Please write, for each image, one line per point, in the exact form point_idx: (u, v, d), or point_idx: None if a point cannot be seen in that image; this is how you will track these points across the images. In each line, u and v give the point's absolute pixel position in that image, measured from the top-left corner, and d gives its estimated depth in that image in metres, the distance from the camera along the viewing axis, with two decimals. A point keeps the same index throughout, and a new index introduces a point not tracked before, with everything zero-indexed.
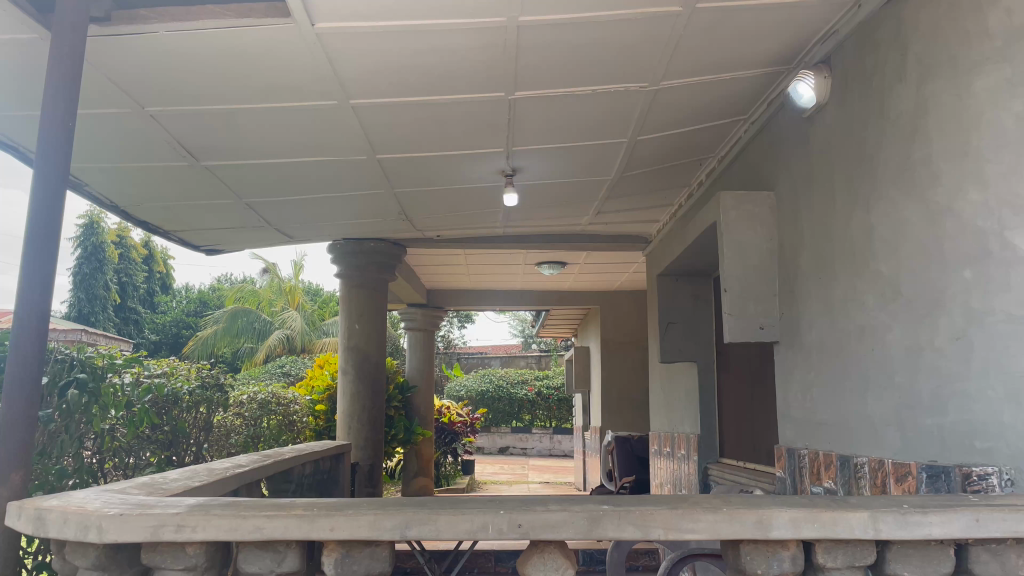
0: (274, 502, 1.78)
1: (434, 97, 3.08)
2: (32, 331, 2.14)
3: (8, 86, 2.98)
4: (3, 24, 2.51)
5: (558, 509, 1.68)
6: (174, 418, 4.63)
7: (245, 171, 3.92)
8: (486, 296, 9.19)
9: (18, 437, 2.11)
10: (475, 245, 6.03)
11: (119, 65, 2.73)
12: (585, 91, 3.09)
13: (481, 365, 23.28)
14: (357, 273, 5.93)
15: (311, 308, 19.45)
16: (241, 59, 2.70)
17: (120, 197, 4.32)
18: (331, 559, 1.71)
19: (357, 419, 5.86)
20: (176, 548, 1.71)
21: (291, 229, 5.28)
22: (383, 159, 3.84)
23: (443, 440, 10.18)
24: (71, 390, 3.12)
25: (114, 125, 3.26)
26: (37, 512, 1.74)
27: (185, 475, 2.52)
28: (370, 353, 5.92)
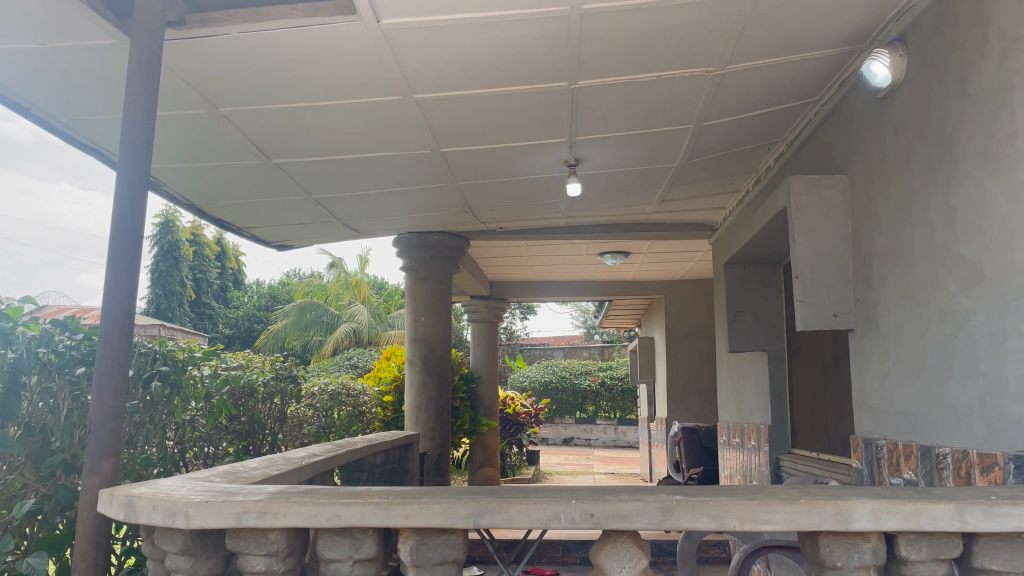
0: (350, 489, 1.82)
1: (497, 88, 3.09)
2: (119, 326, 2.24)
3: (90, 90, 3.10)
4: (84, 31, 2.62)
5: (630, 499, 1.67)
6: (250, 409, 4.78)
7: (313, 168, 4.01)
8: (549, 287, 9.20)
9: (108, 427, 2.21)
10: (538, 236, 6.03)
11: (193, 68, 2.82)
12: (649, 77, 3.05)
13: (544, 356, 23.33)
14: (422, 266, 5.99)
15: (376, 302, 19.80)
16: (310, 58, 2.75)
17: (196, 196, 4.48)
18: (407, 545, 1.74)
19: (425, 410, 5.94)
20: (259, 534, 1.76)
21: (358, 224, 5.37)
22: (447, 153, 3.88)
23: (508, 431, 10.24)
24: (156, 382, 3.23)
25: (190, 125, 3.37)
26: (128, 498, 1.82)
27: (264, 464, 2.60)
28: (436, 345, 5.99)
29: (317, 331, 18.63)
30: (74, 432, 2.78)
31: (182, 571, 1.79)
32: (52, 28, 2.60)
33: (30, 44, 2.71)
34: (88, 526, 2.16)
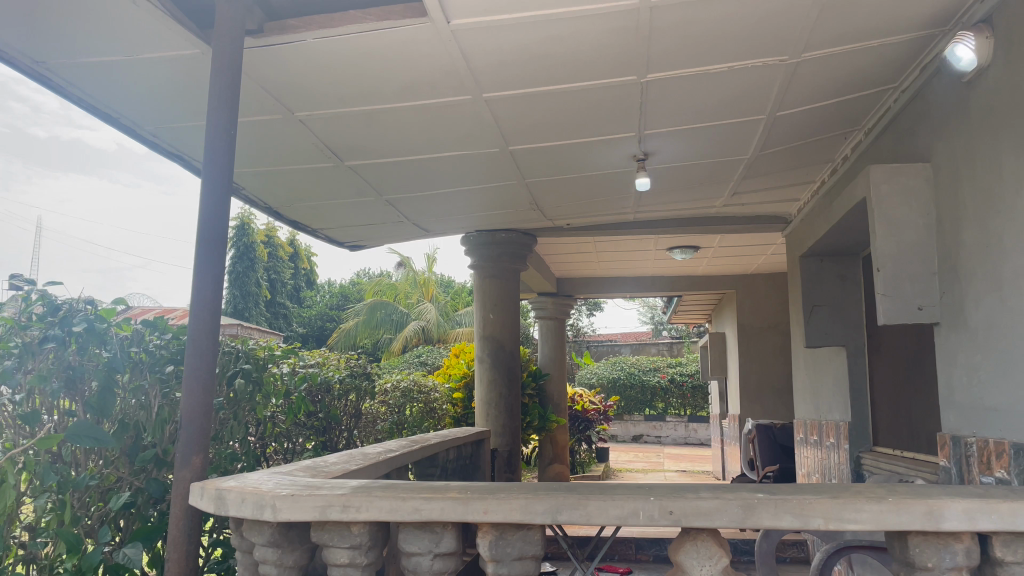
0: (429, 485, 1.85)
1: (567, 85, 3.09)
2: (205, 325, 2.33)
3: (174, 99, 3.22)
4: (170, 43, 2.73)
5: (710, 497, 1.65)
6: (327, 405, 4.91)
7: (385, 169, 4.08)
8: (617, 283, 9.15)
9: (198, 423, 2.31)
10: (606, 232, 6.00)
11: (271, 74, 2.91)
12: (720, 68, 3.00)
13: (611, 352, 23.21)
14: (490, 263, 6.02)
15: (444, 300, 20.05)
16: (380, 60, 2.79)
17: (272, 199, 4.61)
18: (485, 540, 1.76)
19: (495, 406, 5.98)
20: (342, 527, 1.81)
21: (428, 223, 5.45)
22: (516, 151, 3.90)
23: (577, 428, 10.23)
24: (239, 380, 3.34)
25: (267, 130, 3.47)
26: (218, 492, 1.89)
27: (343, 460, 2.66)
28: (505, 342, 6.02)
29: (387, 328, 18.96)
30: (164, 427, 2.91)
31: (270, 562, 1.85)
32: (139, 42, 2.72)
33: (119, 58, 2.84)
34: (181, 518, 2.26)
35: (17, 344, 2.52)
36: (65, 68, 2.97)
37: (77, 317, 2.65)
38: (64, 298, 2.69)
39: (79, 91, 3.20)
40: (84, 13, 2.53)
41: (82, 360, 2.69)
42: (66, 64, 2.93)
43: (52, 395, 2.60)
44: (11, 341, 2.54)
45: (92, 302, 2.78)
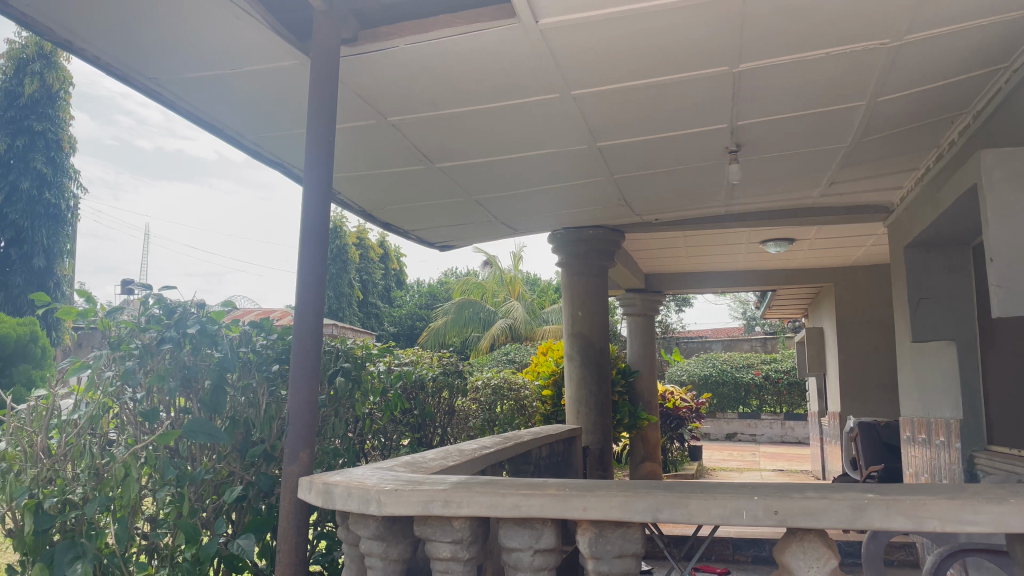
0: (529, 481, 1.87)
1: (656, 79, 3.06)
2: (308, 326, 2.46)
3: (275, 109, 3.35)
4: (270, 54, 2.83)
5: (817, 497, 1.61)
6: (423, 403, 5.00)
7: (474, 169, 4.13)
8: (707, 278, 8.98)
9: (304, 419, 2.42)
10: (696, 227, 5.91)
11: (364, 81, 2.99)
12: (816, 55, 2.91)
13: (702, 348, 22.82)
14: (578, 260, 6.02)
15: (530, 298, 20.13)
16: (468, 61, 2.82)
17: (365, 203, 4.73)
18: (585, 537, 1.76)
19: (585, 404, 5.97)
20: (444, 522, 1.85)
21: (515, 222, 5.48)
22: (604, 147, 3.88)
23: (669, 426, 10.09)
24: (339, 378, 3.46)
25: (362, 135, 3.57)
26: (326, 486, 1.97)
27: (440, 455, 2.72)
28: (594, 339, 6.00)
29: (475, 327, 19.15)
30: (272, 424, 3.01)
31: (375, 555, 1.90)
32: (242, 55, 2.84)
33: (224, 71, 2.98)
34: (290, 510, 2.38)
35: (137, 345, 2.73)
36: (175, 84, 3.13)
37: (190, 320, 2.80)
38: (178, 302, 2.84)
39: (188, 105, 3.36)
40: (192, 30, 2.66)
41: (196, 360, 2.84)
42: (176, 80, 3.09)
43: (170, 394, 2.77)
44: (132, 343, 2.74)
45: (203, 306, 2.91)
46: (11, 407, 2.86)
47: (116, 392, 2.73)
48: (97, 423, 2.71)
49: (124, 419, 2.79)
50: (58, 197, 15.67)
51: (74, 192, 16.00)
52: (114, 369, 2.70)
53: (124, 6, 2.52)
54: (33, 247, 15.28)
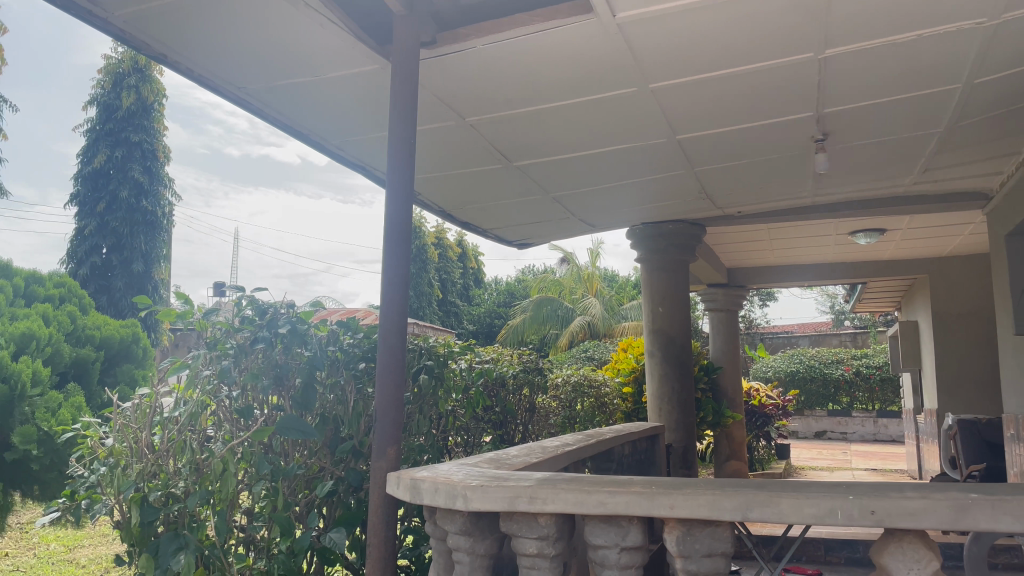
0: (614, 479, 1.86)
1: (737, 68, 2.99)
2: (393, 325, 2.53)
3: (356, 113, 3.43)
4: (352, 59, 2.90)
5: (916, 497, 1.55)
6: (504, 400, 5.04)
7: (552, 167, 4.14)
8: (793, 272, 8.74)
9: (391, 417, 2.50)
10: (780, 219, 5.75)
11: (442, 82, 3.03)
12: (906, 38, 2.80)
13: (788, 344, 22.19)
14: (657, 255, 5.94)
15: (609, 295, 20.01)
16: (545, 58, 2.83)
17: (444, 203, 4.80)
18: (673, 536, 1.74)
19: (668, 401, 5.89)
20: (530, 518, 1.85)
21: (593, 218, 5.45)
22: (683, 140, 3.83)
23: (755, 423, 9.87)
24: (423, 375, 3.53)
25: (441, 136, 3.62)
26: (413, 481, 2.01)
27: (523, 453, 2.72)
28: (675, 335, 5.91)
29: (553, 324, 19.12)
30: (360, 421, 3.08)
31: (462, 550, 1.93)
32: (324, 61, 2.92)
33: (309, 78, 3.06)
34: (379, 505, 2.46)
35: (232, 345, 2.85)
36: (262, 92, 3.24)
37: (281, 320, 2.90)
38: (270, 302, 2.94)
39: (275, 112, 3.48)
40: (277, 39, 2.75)
41: (287, 358, 2.94)
42: (263, 88, 3.20)
43: (263, 391, 2.88)
44: (227, 342, 2.87)
45: (292, 306, 3.00)
46: (117, 405, 3.02)
47: (213, 390, 2.85)
48: (196, 420, 2.84)
49: (220, 416, 2.90)
50: (154, 204, 16.46)
51: (169, 200, 16.79)
52: (211, 368, 2.82)
53: (215, 19, 2.62)
54: (133, 252, 16.07)
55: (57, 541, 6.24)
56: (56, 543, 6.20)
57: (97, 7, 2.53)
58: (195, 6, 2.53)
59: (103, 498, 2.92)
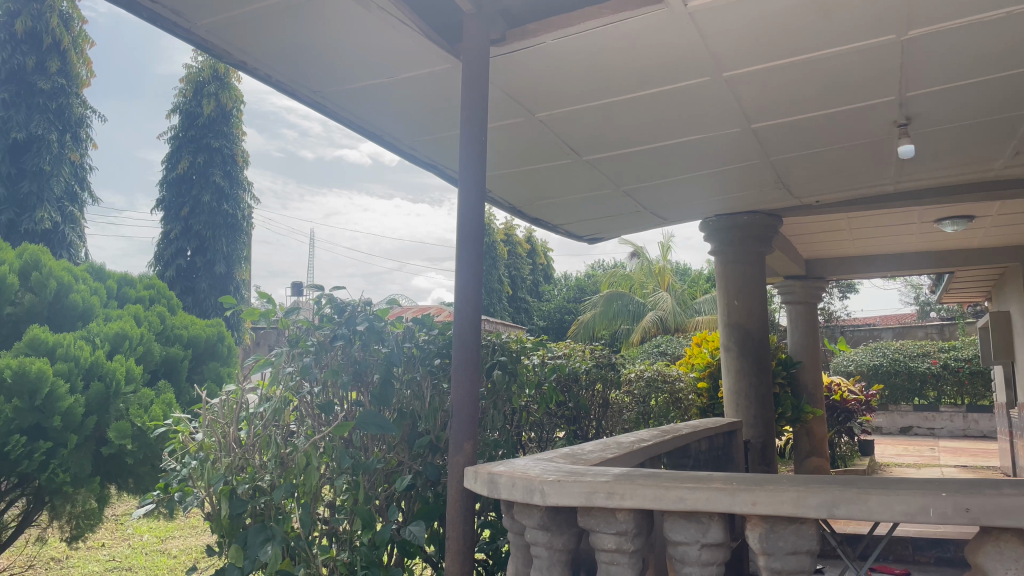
0: (693, 475, 1.84)
1: (814, 53, 2.91)
2: (468, 322, 2.57)
3: (428, 113, 3.47)
4: (423, 59, 2.93)
5: (1014, 494, 1.49)
6: (577, 396, 5.03)
7: (623, 160, 4.11)
8: (875, 262, 8.45)
9: (467, 412, 2.54)
10: (859, 208, 5.57)
11: (512, 78, 3.05)
12: (995, 16, 2.67)
13: (870, 337, 21.43)
14: (731, 248, 5.84)
15: (681, 289, 19.73)
16: (616, 51, 2.81)
17: (515, 199, 4.81)
18: (755, 533, 1.71)
19: (745, 396, 5.77)
20: (608, 513, 1.84)
21: (665, 211, 5.38)
22: (758, 129, 3.74)
23: (836, 420, 9.63)
24: (497, 371, 3.55)
25: (512, 133, 3.64)
26: (491, 476, 2.04)
27: (599, 448, 2.71)
28: (752, 329, 5.78)
29: (624, 319, 18.97)
30: (437, 416, 3.13)
31: (540, 545, 1.93)
32: (399, 62, 2.96)
33: (381, 79, 3.12)
34: (457, 499, 2.50)
35: (313, 342, 2.93)
36: (337, 95, 3.31)
37: (359, 318, 2.96)
38: (348, 300, 3.01)
39: (349, 114, 3.54)
40: (353, 43, 2.81)
41: (365, 355, 2.99)
42: (338, 91, 3.27)
43: (343, 387, 2.95)
44: (309, 340, 2.95)
45: (369, 304, 3.06)
46: (206, 402, 3.14)
47: (296, 387, 2.94)
48: (280, 416, 2.93)
49: (302, 411, 2.99)
50: (235, 207, 17.01)
51: (248, 203, 17.34)
52: (295, 365, 2.93)
53: (291, 25, 2.68)
54: (215, 254, 16.63)
55: (150, 532, 6.54)
56: (149, 534, 6.49)
57: (181, 18, 2.61)
58: (274, 13, 2.60)
59: (195, 490, 3.02)
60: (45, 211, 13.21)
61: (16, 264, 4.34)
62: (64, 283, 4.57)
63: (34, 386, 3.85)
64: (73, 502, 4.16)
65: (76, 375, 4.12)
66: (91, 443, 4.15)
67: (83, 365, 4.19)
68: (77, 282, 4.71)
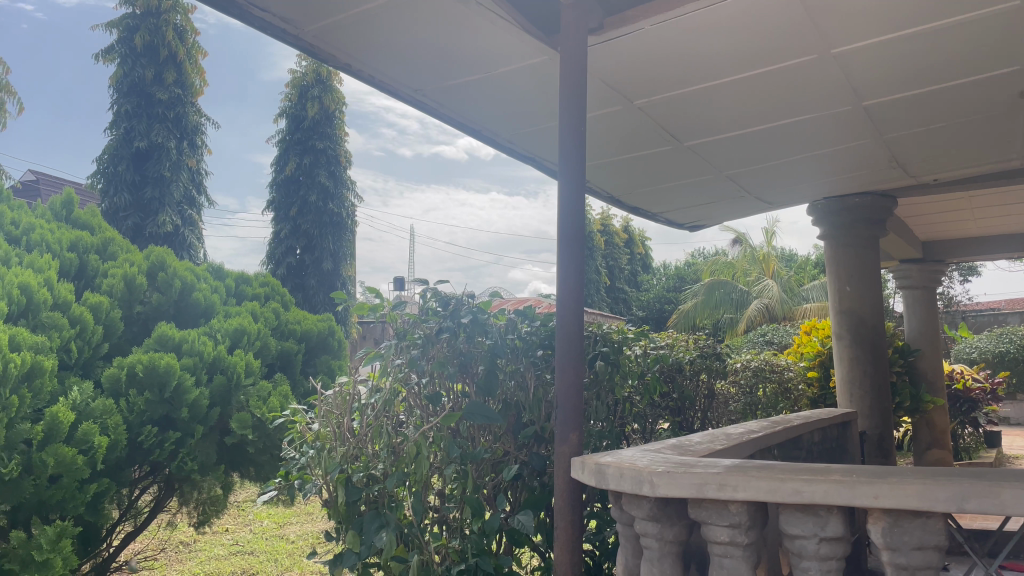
0: (810, 468, 1.79)
1: (930, 24, 2.75)
2: (571, 314, 2.58)
3: (527, 105, 3.48)
4: (521, 52, 2.95)
5: None
6: (682, 387, 4.94)
7: (725, 144, 4.01)
8: (1000, 242, 7.92)
9: (572, 404, 2.56)
10: (981, 185, 5.24)
11: (611, 67, 3.03)
12: None
13: (995, 323, 20.16)
14: (841, 231, 5.62)
15: (787, 276, 19.13)
16: (716, 33, 2.74)
17: (613, 188, 4.77)
18: (877, 527, 1.64)
19: (859, 385, 5.53)
20: (721, 506, 1.80)
21: (770, 195, 5.22)
22: (870, 107, 3.58)
23: (959, 410, 9.12)
24: (600, 362, 3.54)
25: (610, 120, 3.61)
26: (599, 466, 2.04)
27: (706, 440, 2.66)
28: (867, 316, 5.52)
29: (727, 308, 18.51)
30: (541, 406, 3.14)
31: (651, 536, 1.92)
32: (495, 57, 2.99)
33: (479, 74, 3.15)
34: (564, 488, 2.52)
35: (420, 335, 3.01)
36: (437, 93, 3.37)
37: (463, 311, 3.02)
38: (452, 294, 3.07)
39: (448, 111, 3.60)
40: (452, 42, 2.86)
41: (470, 347, 3.05)
42: (437, 88, 3.32)
43: (450, 378, 3.02)
44: (415, 333, 3.03)
45: (472, 296, 3.10)
46: (321, 393, 3.25)
47: (404, 378, 3.02)
48: (390, 406, 3.02)
49: (411, 402, 3.07)
50: (340, 206, 17.59)
51: (351, 202, 17.92)
52: (402, 358, 3.00)
53: (393, 26, 2.75)
54: (323, 252, 17.23)
55: (270, 519, 6.89)
56: (269, 520, 6.84)
57: (290, 25, 2.72)
58: (378, 16, 2.67)
59: (313, 478, 3.14)
60: (167, 215, 14.05)
61: (144, 265, 4.64)
62: (187, 282, 4.84)
63: (163, 379, 4.08)
64: (199, 489, 4.43)
65: (201, 369, 4.32)
66: (215, 433, 4.35)
67: (206, 361, 4.39)
68: (199, 281, 4.96)
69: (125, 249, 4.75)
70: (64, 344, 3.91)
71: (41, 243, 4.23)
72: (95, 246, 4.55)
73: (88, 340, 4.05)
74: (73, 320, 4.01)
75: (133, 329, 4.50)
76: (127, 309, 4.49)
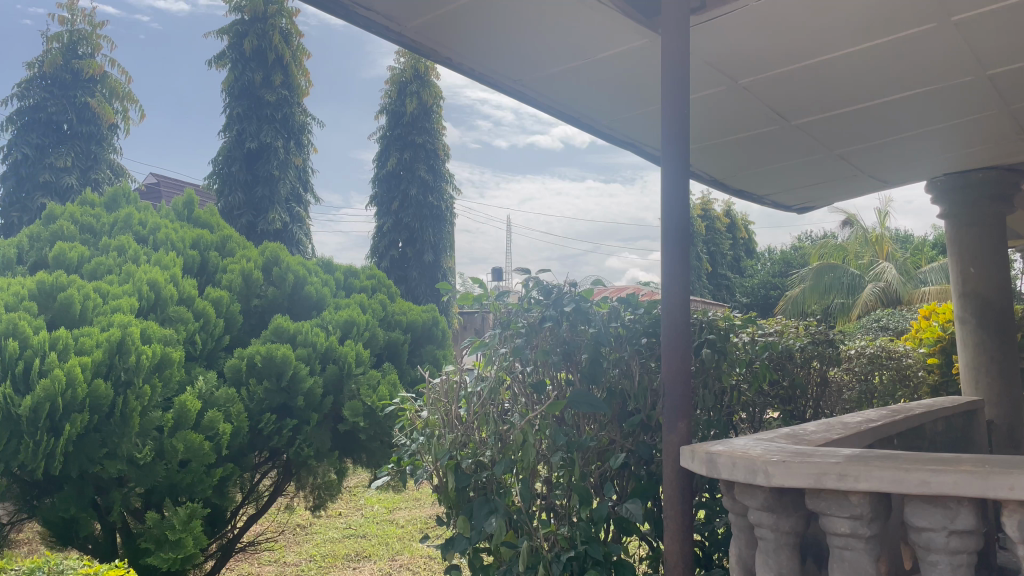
0: (937, 457, 1.70)
1: None
2: (677, 300, 2.54)
3: (628, 89, 3.44)
4: (622, 35, 2.91)
5: None
6: (792, 374, 4.77)
7: (835, 121, 3.84)
8: None
9: (679, 392, 2.52)
10: None
11: (713, 46, 2.95)
12: None
13: None
14: (964, 208, 5.29)
15: (902, 258, 18.21)
16: (826, 5, 2.62)
17: (716, 171, 4.65)
18: (1013, 520, 1.55)
19: (987, 372, 5.21)
20: (840, 496, 1.74)
21: (885, 173, 4.97)
22: (995, 76, 3.35)
23: None
24: (705, 350, 3.47)
25: (713, 101, 3.52)
26: (710, 456, 2.00)
27: (822, 429, 2.57)
28: (993, 298, 5.18)
29: (838, 292, 17.76)
30: (647, 395, 3.10)
31: (766, 527, 1.87)
32: (595, 42, 2.97)
33: (579, 61, 3.14)
34: (674, 477, 2.49)
35: (524, 324, 3.03)
36: (536, 82, 3.38)
37: (566, 299, 3.02)
38: (554, 283, 3.08)
39: (548, 100, 3.60)
40: (551, 30, 2.86)
41: (574, 335, 3.04)
42: (537, 77, 3.33)
43: (554, 366, 3.04)
44: (519, 322, 3.06)
45: (574, 286, 3.09)
46: (429, 381, 3.33)
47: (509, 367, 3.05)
48: (496, 394, 3.05)
49: (516, 390, 3.10)
50: (439, 199, 17.89)
51: (450, 194, 18.20)
52: (507, 346, 3.03)
53: (493, 17, 2.76)
54: (425, 245, 17.59)
55: (381, 503, 7.11)
56: (380, 505, 7.07)
57: (393, 21, 2.78)
58: (478, 9, 2.70)
59: (424, 464, 3.21)
60: (276, 214, 14.64)
61: (259, 260, 4.87)
62: (300, 276, 5.04)
63: (280, 368, 4.27)
64: (315, 475, 4.61)
65: (315, 359, 4.49)
66: (330, 421, 4.51)
67: (320, 350, 4.56)
68: (311, 275, 5.16)
69: (241, 245, 5.00)
70: (190, 336, 4.13)
71: (166, 242, 4.50)
72: (214, 244, 4.81)
73: (210, 332, 4.28)
74: (198, 313, 4.24)
75: (251, 322, 4.72)
76: (245, 302, 4.71)
